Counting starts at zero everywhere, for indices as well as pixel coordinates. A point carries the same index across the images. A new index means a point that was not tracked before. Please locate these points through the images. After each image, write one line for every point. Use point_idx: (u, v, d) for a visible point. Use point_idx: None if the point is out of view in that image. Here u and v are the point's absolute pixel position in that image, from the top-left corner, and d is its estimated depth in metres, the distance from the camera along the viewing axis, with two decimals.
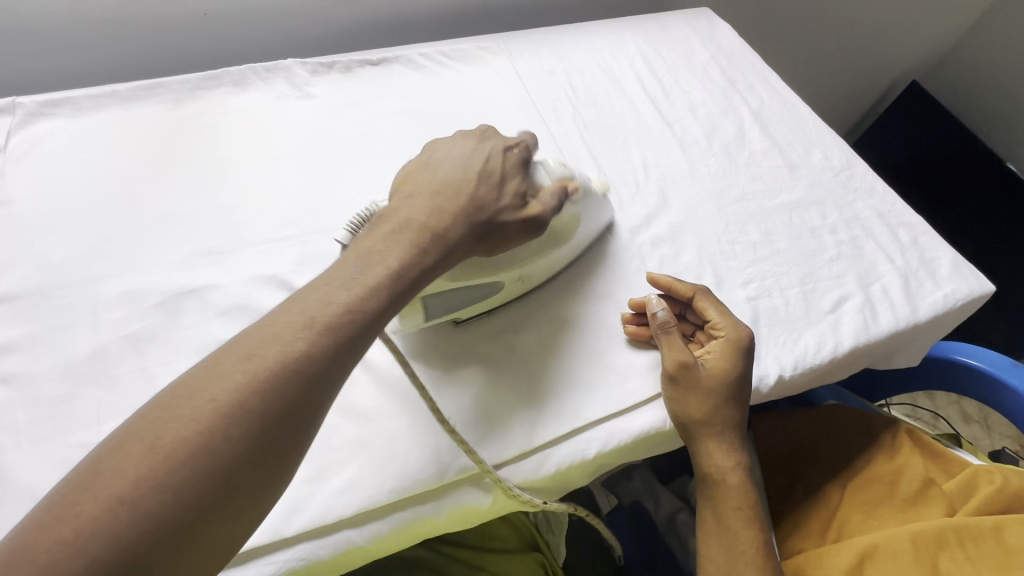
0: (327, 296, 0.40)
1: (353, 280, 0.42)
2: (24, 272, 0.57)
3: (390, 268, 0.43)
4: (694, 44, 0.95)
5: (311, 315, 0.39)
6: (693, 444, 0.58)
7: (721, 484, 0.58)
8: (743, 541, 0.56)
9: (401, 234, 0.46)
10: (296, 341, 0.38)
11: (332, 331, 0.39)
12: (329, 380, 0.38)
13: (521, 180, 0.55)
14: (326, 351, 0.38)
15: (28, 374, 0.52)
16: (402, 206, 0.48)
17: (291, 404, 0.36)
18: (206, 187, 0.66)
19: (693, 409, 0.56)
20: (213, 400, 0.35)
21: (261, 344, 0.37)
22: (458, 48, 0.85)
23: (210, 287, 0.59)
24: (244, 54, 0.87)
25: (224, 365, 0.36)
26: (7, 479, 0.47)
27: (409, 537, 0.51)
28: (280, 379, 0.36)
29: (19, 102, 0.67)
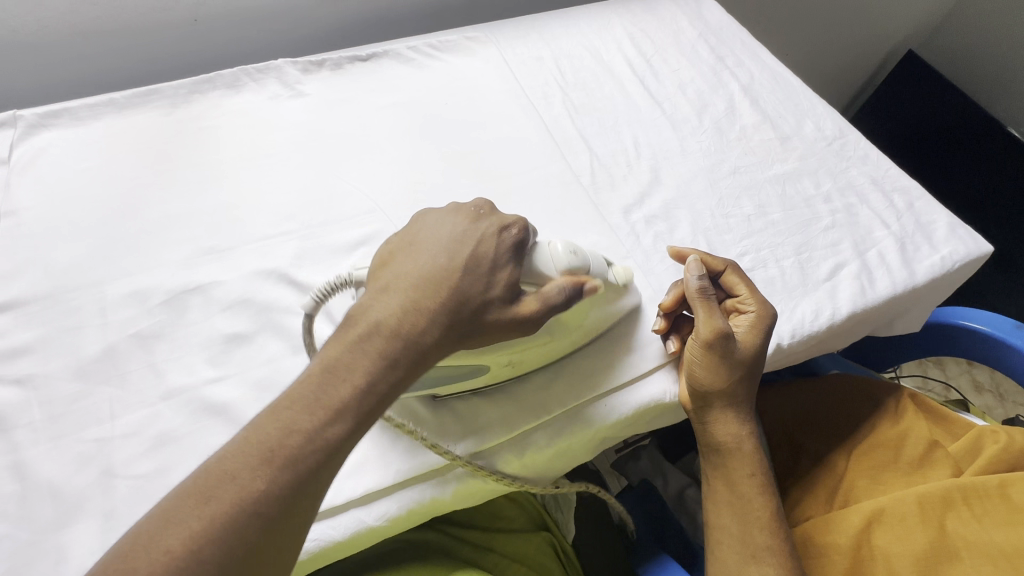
0: (289, 423, 0.39)
1: (317, 403, 0.40)
2: (33, 278, 0.59)
3: (357, 384, 0.41)
4: (681, 23, 0.95)
5: (269, 448, 0.38)
6: (712, 416, 0.58)
7: (733, 454, 0.58)
8: (756, 507, 0.57)
9: (369, 343, 0.43)
10: (254, 480, 0.37)
11: (294, 462, 0.38)
12: (294, 511, 0.38)
13: (512, 268, 0.49)
14: (283, 485, 0.37)
15: (42, 374, 0.54)
16: (373, 305, 0.45)
17: (253, 541, 0.36)
18: (204, 188, 0.67)
19: (721, 381, 0.56)
20: (168, 551, 0.34)
21: (219, 485, 0.37)
22: (446, 39, 0.86)
23: (214, 284, 0.60)
24: (236, 57, 0.89)
25: (180, 509, 0.36)
26: (27, 474, 0.49)
27: (420, 517, 0.52)
28: (237, 521, 0.36)
29: (20, 115, 0.69)
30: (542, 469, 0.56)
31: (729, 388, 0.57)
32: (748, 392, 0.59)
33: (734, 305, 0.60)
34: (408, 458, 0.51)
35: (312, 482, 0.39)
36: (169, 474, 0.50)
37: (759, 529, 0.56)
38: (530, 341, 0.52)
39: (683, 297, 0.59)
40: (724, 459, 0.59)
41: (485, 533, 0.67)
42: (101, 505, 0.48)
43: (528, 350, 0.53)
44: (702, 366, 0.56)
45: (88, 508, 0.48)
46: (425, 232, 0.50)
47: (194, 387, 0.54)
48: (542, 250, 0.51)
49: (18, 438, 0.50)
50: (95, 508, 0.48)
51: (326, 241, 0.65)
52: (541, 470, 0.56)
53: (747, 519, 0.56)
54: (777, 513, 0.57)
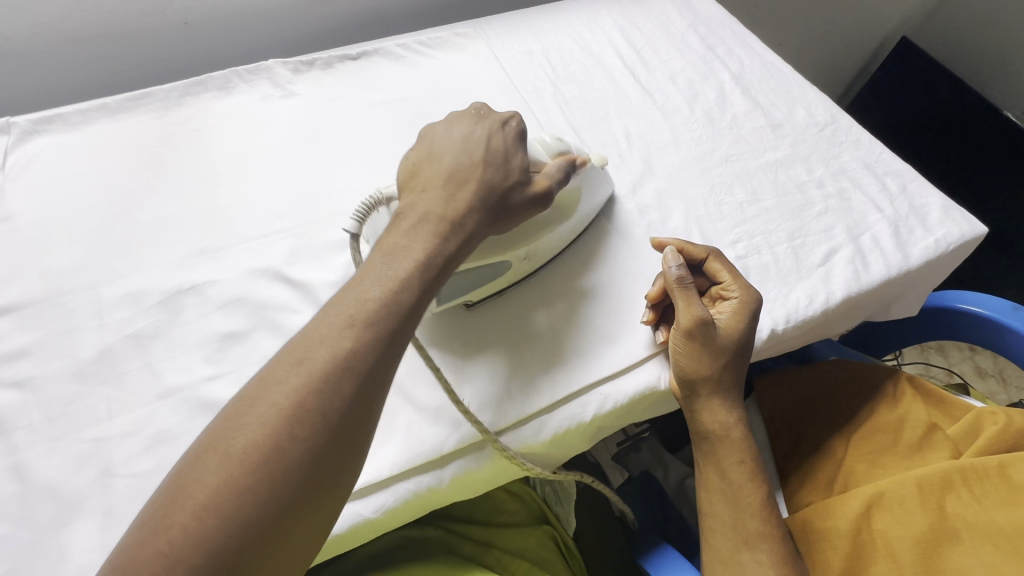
0: (364, 293, 0.41)
1: (385, 277, 0.42)
2: (30, 282, 0.59)
3: (417, 260, 0.44)
4: (671, 13, 0.95)
5: (351, 312, 0.40)
6: (701, 401, 0.58)
7: (723, 440, 0.58)
8: (747, 494, 0.57)
9: (422, 226, 0.46)
10: (341, 340, 0.39)
11: (376, 324, 0.40)
12: (378, 373, 0.39)
13: (523, 154, 0.54)
14: (369, 345, 0.39)
15: (40, 377, 0.54)
16: (417, 199, 0.48)
17: (349, 398, 0.38)
18: (198, 189, 0.68)
19: (705, 365, 0.57)
20: (275, 404, 0.36)
21: (310, 348, 0.38)
22: (436, 36, 0.86)
23: (208, 283, 0.61)
24: (227, 59, 0.89)
25: (279, 371, 0.38)
26: (26, 475, 0.49)
27: (417, 508, 0.52)
28: (333, 379, 0.38)
29: (13, 121, 0.69)
30: (541, 457, 0.56)
31: (715, 371, 0.57)
32: (735, 375, 0.59)
33: (718, 291, 0.61)
34: (402, 450, 0.51)
35: (393, 343, 0.40)
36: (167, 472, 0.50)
37: (750, 516, 0.56)
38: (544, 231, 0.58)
39: (666, 288, 0.59)
40: (714, 445, 0.59)
41: (485, 529, 0.66)
42: (101, 503, 0.48)
43: (541, 241, 0.59)
44: (685, 351, 0.57)
45: (88, 507, 0.48)
46: (433, 138, 0.53)
47: (191, 385, 0.55)
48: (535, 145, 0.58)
49: (17, 439, 0.51)
50: (95, 507, 0.48)
51: (319, 238, 0.65)
52: (540, 458, 0.56)
53: (740, 507, 0.56)
54: (768, 499, 0.57)
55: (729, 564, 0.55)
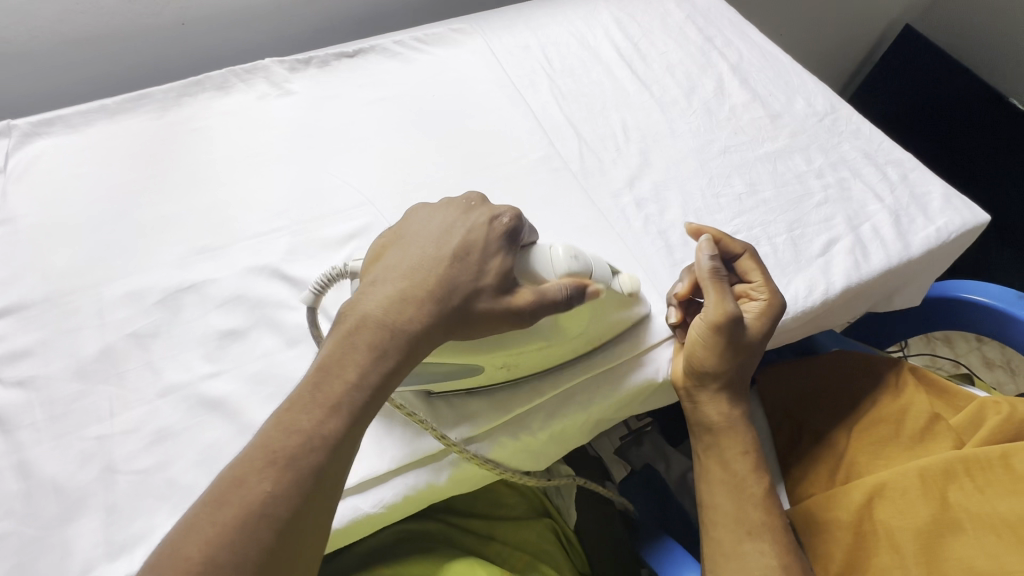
0: (290, 426, 0.40)
1: (314, 403, 0.41)
2: (33, 282, 0.60)
3: (348, 382, 0.42)
4: (668, 5, 0.94)
5: (272, 448, 0.39)
6: (707, 394, 0.58)
7: (727, 431, 0.59)
8: (750, 484, 0.57)
9: (358, 339, 0.43)
10: (262, 484, 0.38)
11: (297, 462, 0.39)
12: (303, 516, 0.38)
13: (505, 255, 0.48)
14: (288, 489, 0.38)
15: (42, 376, 0.55)
16: (361, 300, 0.45)
17: (266, 546, 0.37)
18: (197, 189, 0.68)
19: (719, 361, 0.57)
20: (186, 559, 0.35)
21: (231, 490, 0.38)
22: (431, 32, 0.86)
23: (207, 282, 0.61)
24: (224, 59, 0.89)
25: (199, 518, 0.37)
26: (30, 473, 0.50)
27: (416, 503, 0.53)
28: (247, 527, 0.36)
29: (14, 124, 0.71)
30: (519, 460, 0.55)
31: (727, 367, 0.57)
32: (743, 372, 0.60)
33: (745, 291, 0.61)
34: (399, 445, 0.52)
35: (318, 480, 0.39)
36: (168, 468, 0.51)
37: (753, 506, 0.56)
38: (527, 342, 0.51)
39: (698, 281, 0.59)
40: (716, 435, 0.59)
41: (487, 521, 0.66)
42: (103, 500, 0.49)
43: (523, 354, 0.51)
44: (703, 346, 0.56)
45: (90, 503, 0.49)
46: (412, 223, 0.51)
47: (191, 382, 0.55)
48: (537, 253, 0.50)
49: (21, 438, 0.51)
50: (98, 503, 0.49)
51: (317, 236, 0.65)
52: (519, 460, 0.55)
53: (740, 496, 0.57)
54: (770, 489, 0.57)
55: (732, 555, 0.55)
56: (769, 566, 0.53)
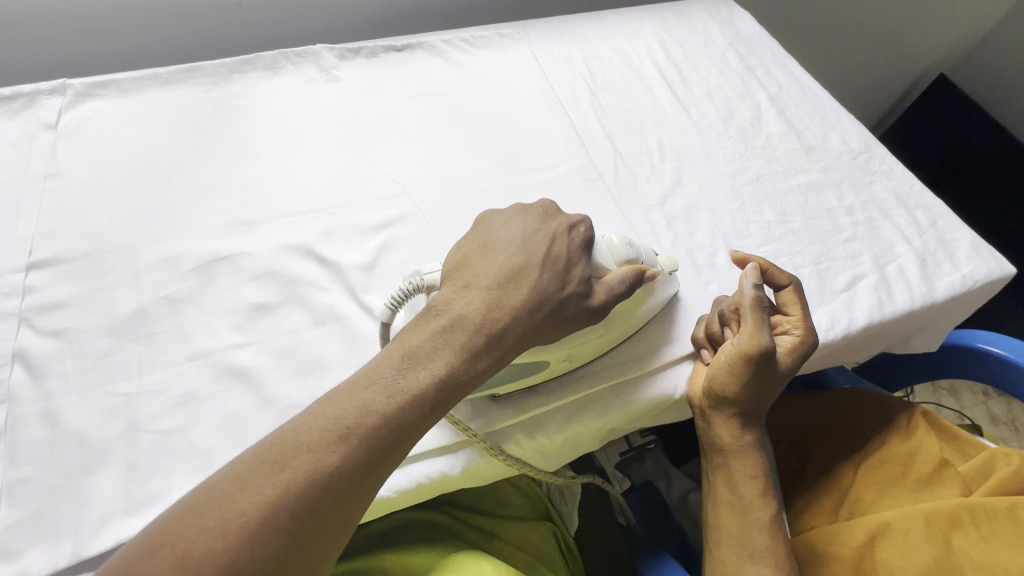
0: (365, 403, 0.41)
1: (394, 386, 0.43)
2: (74, 237, 0.62)
3: (435, 373, 0.44)
4: (712, 31, 0.95)
5: (346, 424, 0.40)
6: (718, 415, 0.59)
7: (738, 456, 0.60)
8: (756, 509, 0.58)
9: (451, 333, 0.46)
10: (330, 454, 0.39)
11: (368, 440, 0.41)
12: (359, 491, 0.40)
13: (585, 264, 0.53)
14: (356, 465, 0.40)
15: (76, 329, 0.56)
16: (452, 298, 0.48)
17: (319, 516, 0.38)
18: (239, 164, 0.70)
19: (738, 389, 0.58)
20: (244, 512, 0.36)
21: (294, 454, 0.39)
22: (479, 35, 0.88)
23: (243, 254, 0.62)
24: (274, 41, 0.91)
25: (259, 473, 0.38)
26: (57, 421, 0.51)
27: (427, 493, 0.53)
28: (309, 492, 0.38)
29: (70, 84, 0.73)
30: (532, 458, 0.56)
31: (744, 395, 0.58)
32: (762, 401, 0.61)
33: (780, 323, 0.62)
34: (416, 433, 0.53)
35: (389, 455, 0.41)
36: (191, 431, 0.52)
37: (757, 531, 0.56)
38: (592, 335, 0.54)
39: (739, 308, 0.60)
40: (727, 458, 0.60)
41: (490, 519, 0.66)
42: (125, 456, 0.50)
43: (588, 343, 0.54)
44: (726, 371, 0.57)
45: (112, 458, 0.50)
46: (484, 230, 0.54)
47: (219, 350, 0.56)
48: (601, 243, 0.55)
49: (50, 386, 0.52)
50: (119, 459, 0.50)
51: (353, 221, 0.66)
52: (532, 459, 0.56)
53: (747, 520, 0.57)
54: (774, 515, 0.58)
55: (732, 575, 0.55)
56: None
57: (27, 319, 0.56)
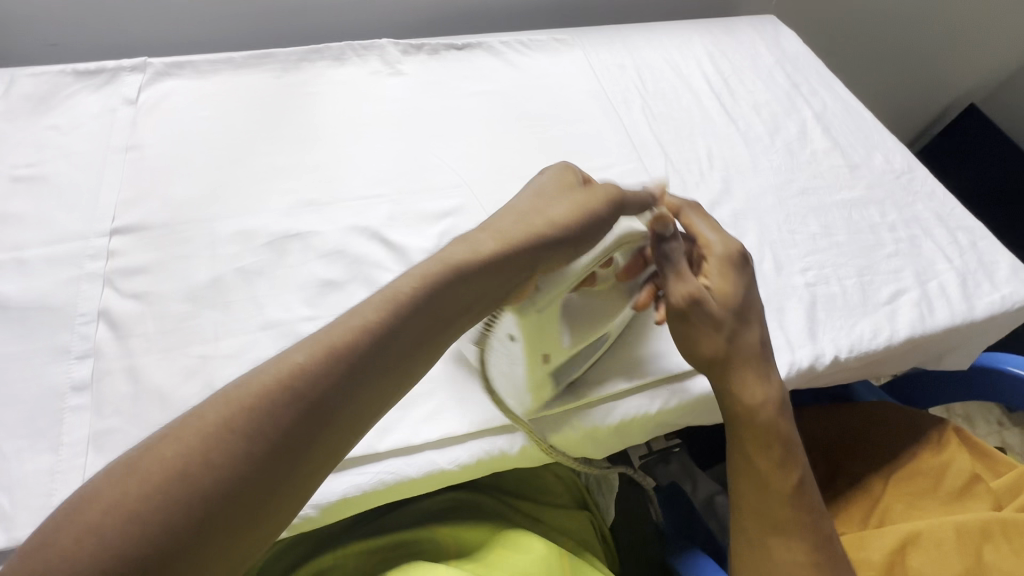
0: (351, 312, 0.42)
1: (380, 298, 0.43)
2: (153, 206, 0.64)
3: (420, 285, 0.44)
4: (760, 48, 0.98)
5: (330, 333, 0.41)
6: (713, 378, 0.57)
7: (749, 421, 0.57)
8: (779, 479, 0.56)
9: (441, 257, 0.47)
10: (311, 360, 0.39)
11: (349, 346, 0.40)
12: (341, 400, 0.39)
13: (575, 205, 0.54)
14: (337, 372, 0.39)
15: (156, 293, 0.58)
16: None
17: (294, 421, 0.37)
18: (308, 147, 0.73)
19: (705, 343, 0.56)
20: (215, 418, 0.35)
21: (275, 364, 0.38)
22: (536, 39, 0.91)
23: (312, 233, 0.65)
24: (336, 33, 0.94)
25: (237, 384, 0.37)
26: (140, 378, 0.53)
27: (484, 471, 0.55)
28: (284, 397, 0.37)
29: (150, 62, 0.76)
30: (584, 445, 0.58)
31: (716, 346, 0.56)
32: (747, 343, 0.58)
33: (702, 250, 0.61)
34: (477, 411, 0.55)
35: (366, 359, 0.41)
36: None
37: (779, 502, 0.55)
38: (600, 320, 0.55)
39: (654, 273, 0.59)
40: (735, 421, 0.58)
41: (532, 504, 0.68)
42: None
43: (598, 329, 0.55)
44: (680, 327, 0.56)
45: None
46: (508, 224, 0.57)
47: (290, 322, 0.59)
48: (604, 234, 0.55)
49: (133, 344, 0.55)
50: None
51: (416, 209, 0.69)
52: (584, 445, 0.58)
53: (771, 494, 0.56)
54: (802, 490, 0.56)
55: (760, 549, 0.55)
56: (796, 561, 0.54)
57: (111, 281, 0.59)
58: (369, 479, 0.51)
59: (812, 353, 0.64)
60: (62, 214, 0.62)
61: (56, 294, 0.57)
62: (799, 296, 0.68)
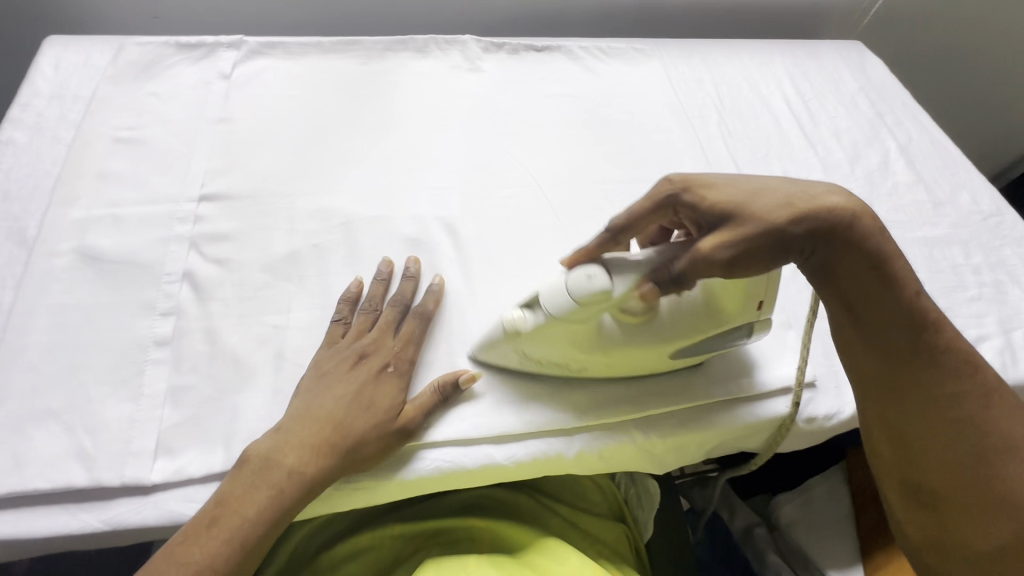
0: (227, 499, 0.46)
1: (249, 487, 0.46)
2: (239, 177, 0.67)
3: (288, 472, 0.47)
4: (843, 73, 0.96)
5: (210, 524, 0.45)
6: (809, 247, 0.46)
7: (857, 265, 0.47)
8: (891, 326, 0.49)
9: (300, 435, 0.49)
10: (194, 554, 0.43)
11: (227, 535, 0.44)
12: None
13: (385, 351, 0.54)
14: (216, 556, 0.43)
15: (237, 261, 0.61)
16: (268, 442, 0.48)
17: None
18: (388, 134, 0.74)
19: (770, 227, 0.44)
20: None
21: (173, 555, 0.43)
22: (614, 46, 0.91)
23: (386, 218, 0.66)
24: (417, 25, 0.96)
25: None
26: (217, 340, 0.55)
27: (539, 470, 0.55)
28: None
29: (245, 40, 0.79)
30: (640, 457, 0.57)
31: (778, 219, 0.45)
32: (779, 189, 0.46)
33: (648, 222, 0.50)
34: (535, 408, 0.55)
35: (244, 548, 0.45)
36: None
37: (894, 351, 0.50)
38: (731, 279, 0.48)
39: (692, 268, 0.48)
40: (838, 271, 0.47)
41: (572, 509, 0.68)
42: (271, 382, 0.54)
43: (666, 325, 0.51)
44: (739, 264, 0.46)
45: (262, 381, 0.54)
46: (608, 368, 0.54)
47: None
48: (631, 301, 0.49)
49: (212, 307, 0.57)
50: (266, 383, 0.54)
51: (487, 203, 0.70)
52: (640, 457, 0.57)
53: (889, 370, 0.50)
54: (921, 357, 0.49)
55: (886, 432, 0.52)
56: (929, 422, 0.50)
57: (196, 244, 0.61)
58: (427, 465, 0.52)
59: None
60: (154, 176, 0.65)
61: (145, 252, 0.60)
62: None
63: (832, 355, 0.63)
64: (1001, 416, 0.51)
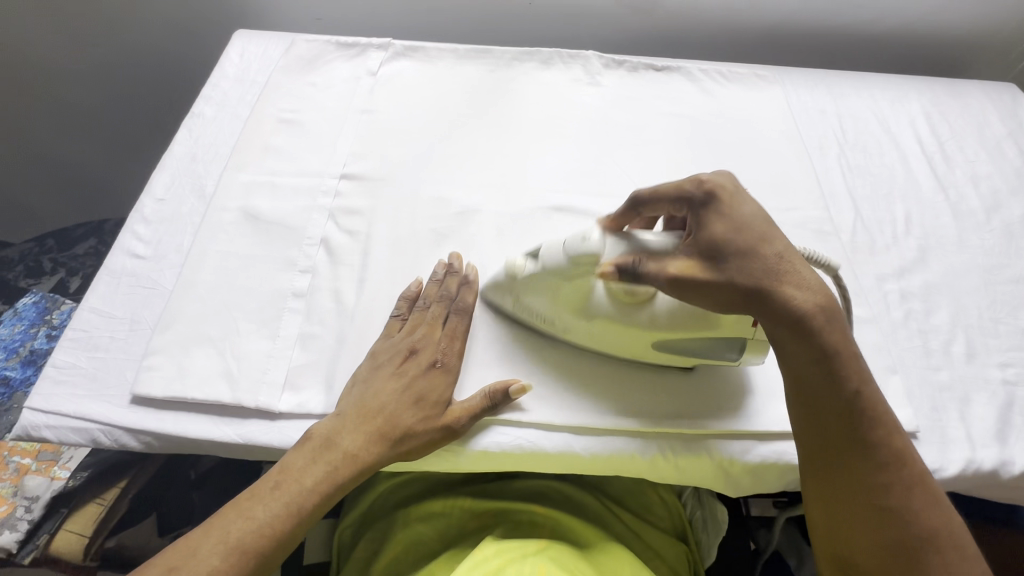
0: (288, 469, 0.51)
1: (310, 462, 0.51)
2: (375, 161, 0.75)
3: (344, 454, 0.52)
4: (989, 116, 0.89)
5: (279, 488, 0.50)
6: (755, 299, 0.47)
7: (799, 340, 0.47)
8: (827, 393, 0.47)
9: (354, 421, 0.53)
10: (262, 511, 0.49)
11: (296, 497, 0.50)
12: (290, 538, 0.50)
13: (432, 348, 0.58)
14: (279, 513, 0.49)
15: (366, 234, 0.68)
16: (329, 423, 0.53)
17: (253, 560, 0.48)
18: (505, 136, 0.80)
19: (724, 277, 0.48)
20: (206, 555, 0.47)
21: (248, 508, 0.49)
22: (735, 71, 0.91)
23: (497, 212, 0.72)
24: (543, 38, 1.02)
25: (223, 521, 0.49)
26: (344, 299, 0.63)
27: (611, 468, 0.57)
28: (245, 542, 0.48)
29: (393, 44, 0.89)
30: (709, 474, 0.57)
31: (742, 276, 0.47)
32: (768, 249, 0.48)
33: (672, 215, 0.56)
34: (616, 407, 0.57)
35: (307, 512, 0.50)
36: None
37: (828, 419, 0.47)
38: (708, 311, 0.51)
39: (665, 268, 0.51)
40: (784, 340, 0.48)
41: (635, 518, 0.68)
42: None
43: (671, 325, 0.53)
44: (692, 293, 0.49)
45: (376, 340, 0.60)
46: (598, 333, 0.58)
47: None
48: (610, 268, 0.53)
49: (342, 271, 0.65)
50: None
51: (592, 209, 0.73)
52: (709, 474, 0.57)
53: (817, 449, 0.48)
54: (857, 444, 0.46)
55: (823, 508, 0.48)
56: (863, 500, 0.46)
57: (334, 215, 0.70)
58: (509, 441, 0.56)
59: (998, 457, 0.56)
60: (308, 153, 0.76)
61: (294, 216, 0.70)
62: (992, 392, 0.61)
63: (940, 411, 0.59)
64: (937, 512, 0.46)
